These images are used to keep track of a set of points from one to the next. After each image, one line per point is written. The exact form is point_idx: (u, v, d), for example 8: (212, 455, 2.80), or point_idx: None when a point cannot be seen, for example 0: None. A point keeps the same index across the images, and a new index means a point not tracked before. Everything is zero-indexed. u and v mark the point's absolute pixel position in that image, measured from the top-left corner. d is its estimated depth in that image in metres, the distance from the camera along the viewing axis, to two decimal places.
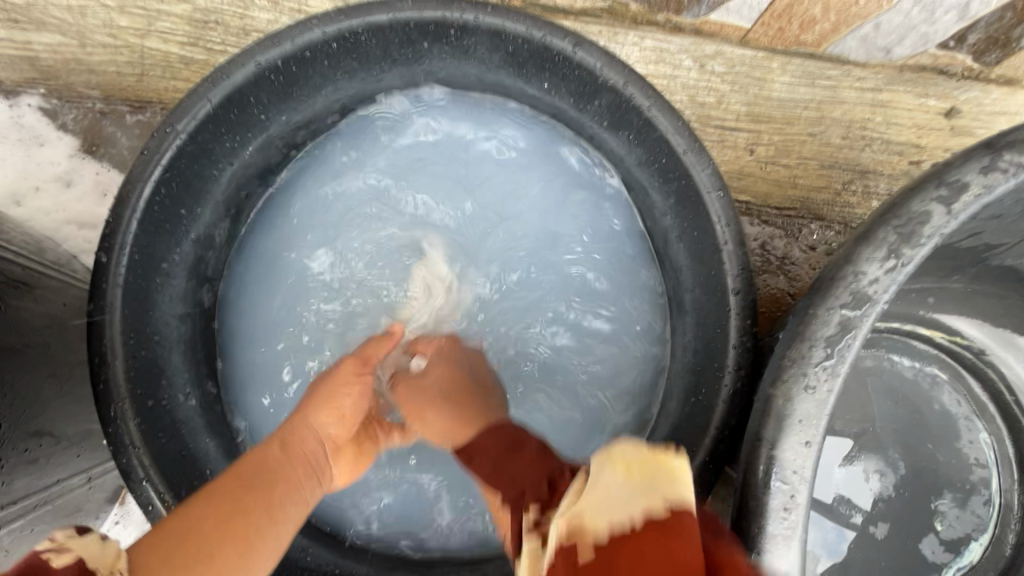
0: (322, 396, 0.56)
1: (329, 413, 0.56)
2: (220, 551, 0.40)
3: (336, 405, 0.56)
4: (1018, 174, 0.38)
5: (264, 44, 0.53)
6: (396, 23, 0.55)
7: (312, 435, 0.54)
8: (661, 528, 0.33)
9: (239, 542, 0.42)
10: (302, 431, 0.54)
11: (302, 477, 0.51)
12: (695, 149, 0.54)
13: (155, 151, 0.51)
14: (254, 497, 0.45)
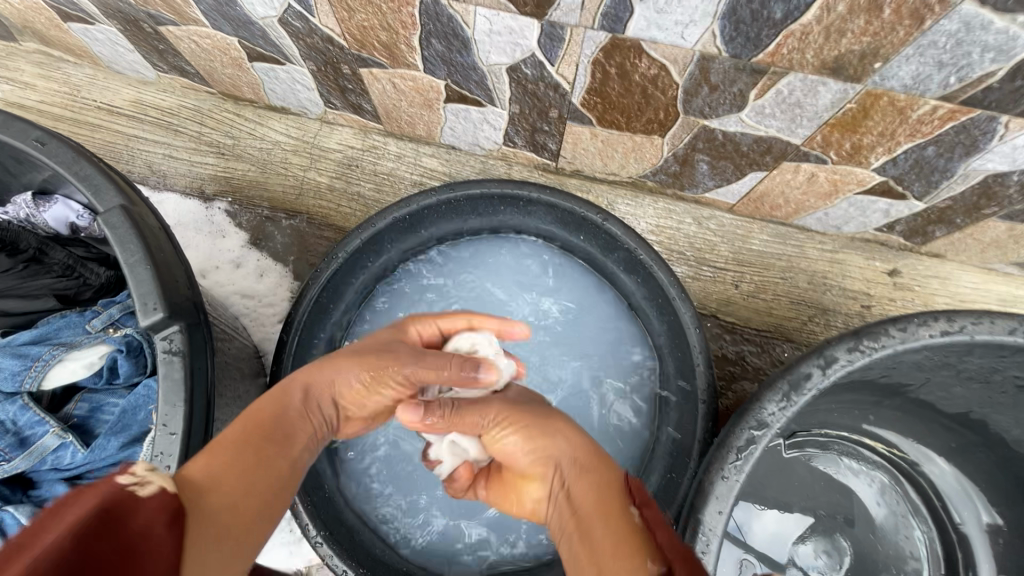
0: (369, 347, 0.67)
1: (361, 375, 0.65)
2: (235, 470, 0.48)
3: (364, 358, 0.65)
4: (871, 354, 0.61)
5: (400, 205, 0.82)
6: (485, 195, 0.83)
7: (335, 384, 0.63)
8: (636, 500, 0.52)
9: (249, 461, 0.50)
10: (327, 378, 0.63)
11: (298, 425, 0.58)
12: (681, 297, 0.78)
13: (322, 270, 0.80)
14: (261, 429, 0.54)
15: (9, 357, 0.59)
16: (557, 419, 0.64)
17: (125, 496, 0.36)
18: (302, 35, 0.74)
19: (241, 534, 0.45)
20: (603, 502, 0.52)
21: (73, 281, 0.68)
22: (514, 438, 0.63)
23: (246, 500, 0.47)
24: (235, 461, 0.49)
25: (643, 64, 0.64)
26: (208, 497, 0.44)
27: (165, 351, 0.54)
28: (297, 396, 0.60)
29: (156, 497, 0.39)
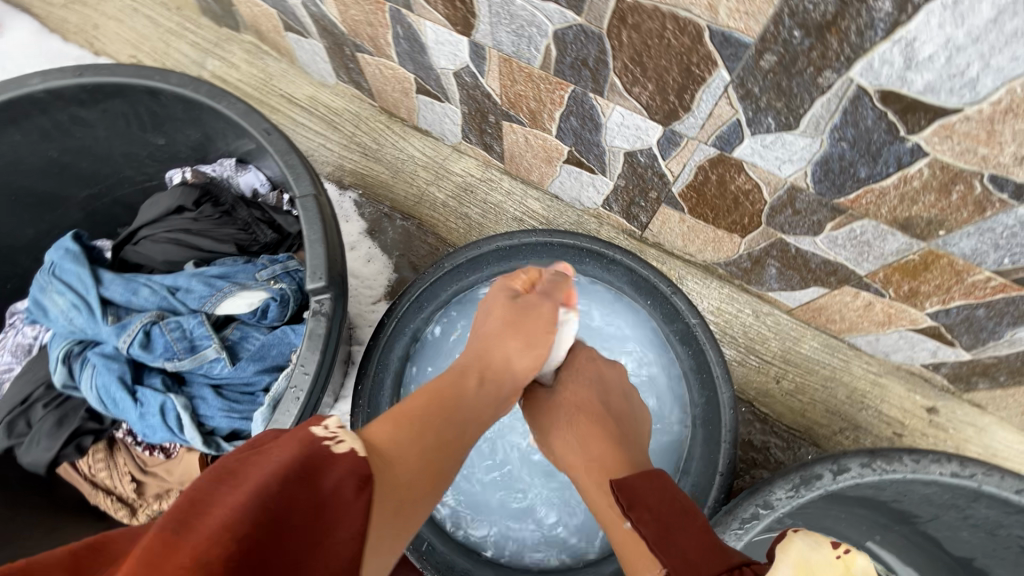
0: (514, 326, 0.82)
1: (520, 344, 0.82)
2: (418, 438, 0.62)
3: (519, 334, 0.82)
4: (881, 472, 0.69)
5: (506, 236, 0.98)
6: (577, 245, 0.98)
7: (505, 356, 0.81)
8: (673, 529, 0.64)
9: (431, 430, 0.64)
10: (501, 356, 0.80)
11: (481, 401, 0.74)
12: (723, 377, 0.90)
13: (432, 274, 0.99)
14: (437, 406, 0.68)
15: (201, 282, 0.76)
16: (569, 438, 0.84)
17: (321, 449, 0.50)
18: (468, 86, 0.91)
19: (424, 486, 0.59)
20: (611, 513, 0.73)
21: (250, 237, 0.86)
22: (556, 446, 0.87)
23: (416, 466, 0.60)
24: (418, 435, 0.62)
25: (740, 179, 0.76)
26: (387, 455, 0.57)
27: (317, 310, 0.70)
28: (470, 380, 0.75)
29: (341, 453, 0.51)
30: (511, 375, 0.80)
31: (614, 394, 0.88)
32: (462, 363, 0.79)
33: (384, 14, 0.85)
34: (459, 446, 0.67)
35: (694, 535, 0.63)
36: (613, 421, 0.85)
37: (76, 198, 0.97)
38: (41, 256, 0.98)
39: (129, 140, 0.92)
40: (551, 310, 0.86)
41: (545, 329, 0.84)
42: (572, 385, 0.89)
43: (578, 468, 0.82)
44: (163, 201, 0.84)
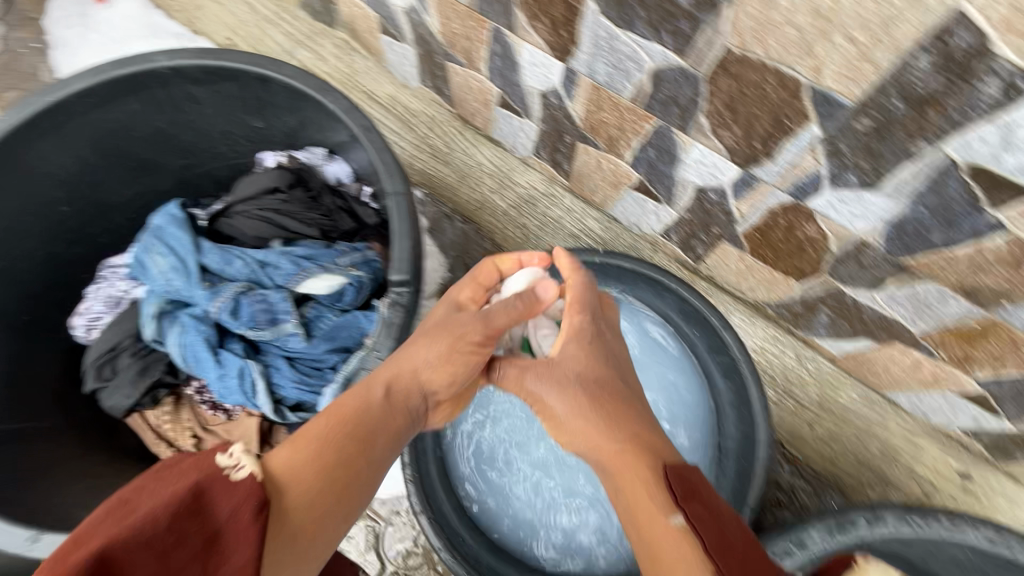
0: (427, 335, 0.74)
1: (437, 350, 0.72)
2: (324, 457, 0.58)
3: (433, 342, 0.73)
4: (917, 528, 0.71)
5: (567, 252, 1.02)
6: (634, 269, 1.01)
7: (419, 370, 0.71)
8: (732, 537, 0.57)
9: (342, 447, 0.60)
10: (412, 367, 0.71)
11: (399, 417, 0.68)
12: (763, 415, 0.92)
13: None
14: (349, 421, 0.63)
15: (289, 261, 0.81)
16: (576, 400, 0.73)
17: (215, 475, 0.48)
18: (552, 107, 0.95)
19: (332, 506, 0.56)
20: (645, 497, 0.62)
21: (332, 223, 0.91)
22: (560, 405, 0.75)
23: (323, 492, 0.55)
24: (321, 453, 0.58)
25: (809, 227, 0.79)
26: (281, 483, 0.53)
27: (394, 302, 0.75)
28: (376, 391, 0.67)
29: (241, 479, 0.49)
30: (418, 390, 0.71)
31: (621, 366, 0.79)
32: (369, 376, 0.70)
33: (484, 31, 0.90)
34: (374, 463, 0.62)
35: (752, 549, 0.56)
36: (631, 402, 0.74)
37: (172, 166, 1.04)
38: (133, 216, 1.04)
39: (229, 120, 0.98)
40: (484, 315, 0.74)
41: (468, 342, 0.72)
42: (580, 358, 0.76)
43: (593, 435, 0.70)
44: (262, 179, 0.89)
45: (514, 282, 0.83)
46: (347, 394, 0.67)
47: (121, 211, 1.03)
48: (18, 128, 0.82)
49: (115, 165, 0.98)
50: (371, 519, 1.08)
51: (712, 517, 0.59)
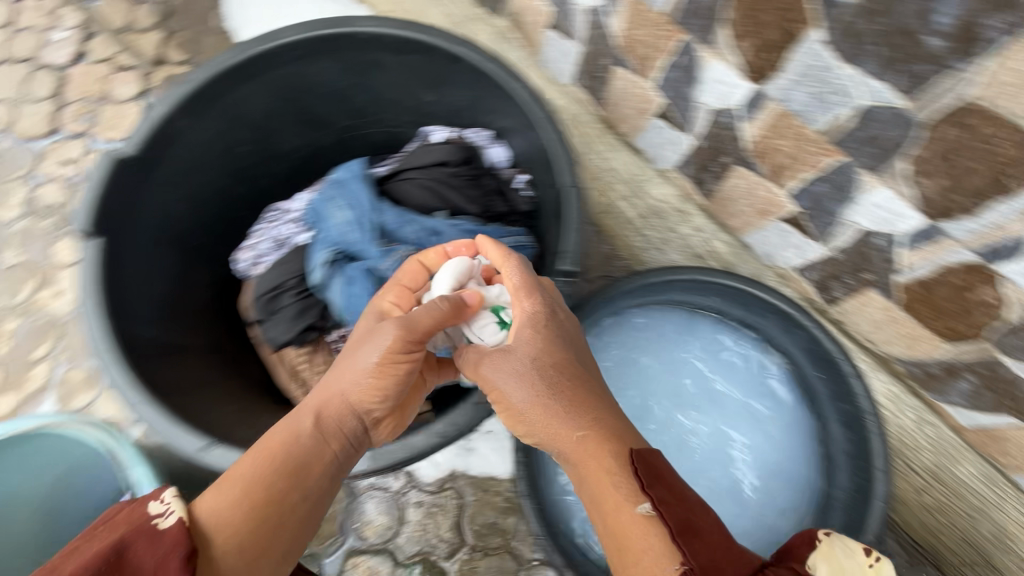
0: (359, 342, 0.73)
1: (373, 356, 0.71)
2: (256, 489, 0.62)
3: (356, 353, 0.72)
4: None
5: (704, 273, 1.00)
6: (768, 302, 0.98)
7: (345, 390, 0.71)
8: (691, 520, 0.57)
9: (271, 473, 0.63)
10: (337, 393, 0.71)
11: (329, 442, 0.69)
12: (884, 473, 0.87)
13: (623, 283, 1.00)
14: (274, 454, 0.65)
15: (457, 233, 0.84)
16: (536, 395, 0.67)
17: (142, 528, 0.56)
18: (720, 126, 0.95)
19: (265, 538, 0.61)
20: (607, 486, 0.61)
21: (488, 204, 0.93)
22: (524, 395, 0.67)
23: (257, 531, 0.60)
24: (249, 488, 0.61)
25: (985, 291, 0.76)
26: (211, 533, 0.58)
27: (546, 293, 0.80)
28: (304, 418, 0.69)
29: (169, 527, 0.57)
30: (351, 410, 0.71)
31: (570, 347, 0.71)
32: (297, 407, 0.71)
33: (672, 42, 0.90)
34: (313, 482, 0.66)
35: (716, 541, 0.56)
36: (593, 386, 0.69)
37: (338, 125, 1.10)
38: (292, 165, 1.11)
39: (403, 90, 1.03)
40: (393, 321, 0.72)
41: (389, 351, 0.70)
42: (535, 347, 0.69)
43: (562, 436, 0.65)
44: (436, 152, 0.92)
45: (441, 279, 0.78)
46: (272, 429, 0.68)
47: (284, 159, 1.09)
48: (232, 68, 0.90)
49: (293, 116, 1.04)
50: (458, 493, 1.10)
51: (674, 498, 0.58)
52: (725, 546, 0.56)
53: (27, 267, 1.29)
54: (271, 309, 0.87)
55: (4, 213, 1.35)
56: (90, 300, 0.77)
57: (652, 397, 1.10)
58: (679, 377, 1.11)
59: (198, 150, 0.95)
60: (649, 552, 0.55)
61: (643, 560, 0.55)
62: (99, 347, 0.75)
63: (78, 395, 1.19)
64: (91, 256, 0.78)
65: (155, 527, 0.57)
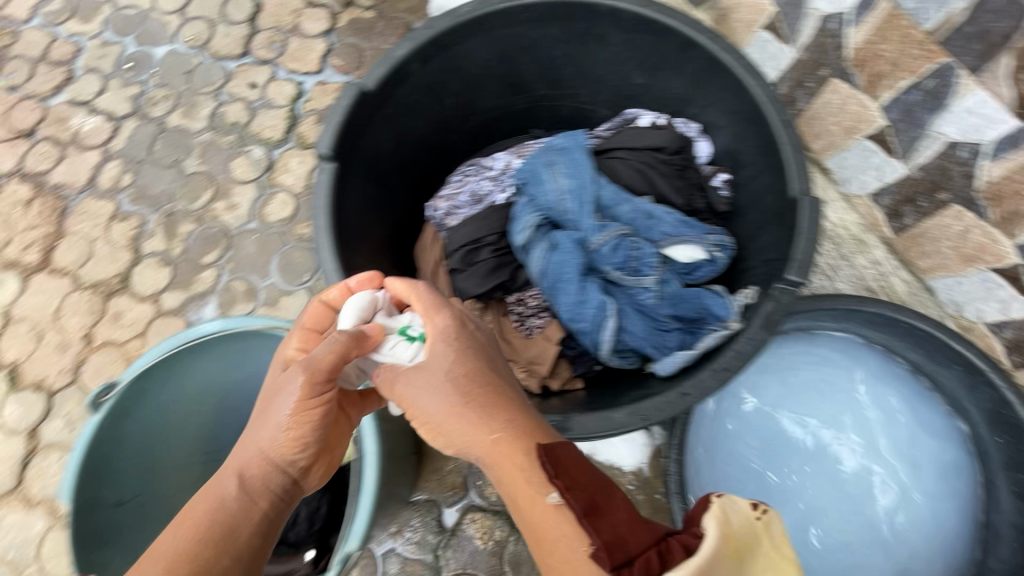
0: (266, 399, 0.65)
1: (263, 419, 0.63)
2: (193, 556, 0.56)
3: (265, 412, 0.64)
4: None
5: (897, 309, 0.93)
6: (958, 354, 0.90)
7: (250, 447, 0.63)
8: (602, 513, 0.55)
9: (195, 536, 0.57)
10: (240, 451, 0.64)
11: (258, 488, 0.62)
12: None
13: (827, 300, 0.97)
14: (184, 528, 0.59)
15: (672, 221, 0.83)
16: (453, 407, 0.62)
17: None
18: (952, 160, 0.89)
19: None
20: (524, 487, 0.57)
21: (690, 199, 0.92)
22: (437, 408, 0.62)
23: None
24: (182, 558, 0.56)
25: None
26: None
27: (747, 299, 0.80)
28: (222, 481, 0.62)
29: None
30: (277, 464, 0.63)
31: (489, 359, 0.66)
32: (218, 471, 0.64)
33: (927, 64, 0.85)
34: (244, 535, 0.60)
35: (621, 518, 0.55)
36: (505, 392, 0.64)
37: (534, 92, 1.11)
38: (480, 122, 1.13)
39: (614, 68, 1.02)
40: (307, 367, 0.63)
41: (300, 398, 0.62)
42: (449, 362, 0.64)
43: (477, 439, 0.61)
44: (653, 137, 0.91)
45: (347, 313, 0.71)
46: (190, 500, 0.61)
47: (476, 117, 1.12)
48: (470, 21, 0.91)
49: (500, 78, 1.06)
50: None
51: (585, 489, 0.56)
52: (626, 515, 0.55)
53: (206, 177, 1.38)
54: (469, 261, 0.89)
55: (191, 123, 1.44)
56: (323, 223, 0.81)
57: (805, 414, 1.02)
58: (837, 404, 1.01)
59: (416, 96, 0.97)
60: (574, 552, 0.52)
61: (557, 547, 0.53)
62: (328, 268, 0.79)
63: (237, 304, 1.27)
64: (328, 182, 0.82)
65: None
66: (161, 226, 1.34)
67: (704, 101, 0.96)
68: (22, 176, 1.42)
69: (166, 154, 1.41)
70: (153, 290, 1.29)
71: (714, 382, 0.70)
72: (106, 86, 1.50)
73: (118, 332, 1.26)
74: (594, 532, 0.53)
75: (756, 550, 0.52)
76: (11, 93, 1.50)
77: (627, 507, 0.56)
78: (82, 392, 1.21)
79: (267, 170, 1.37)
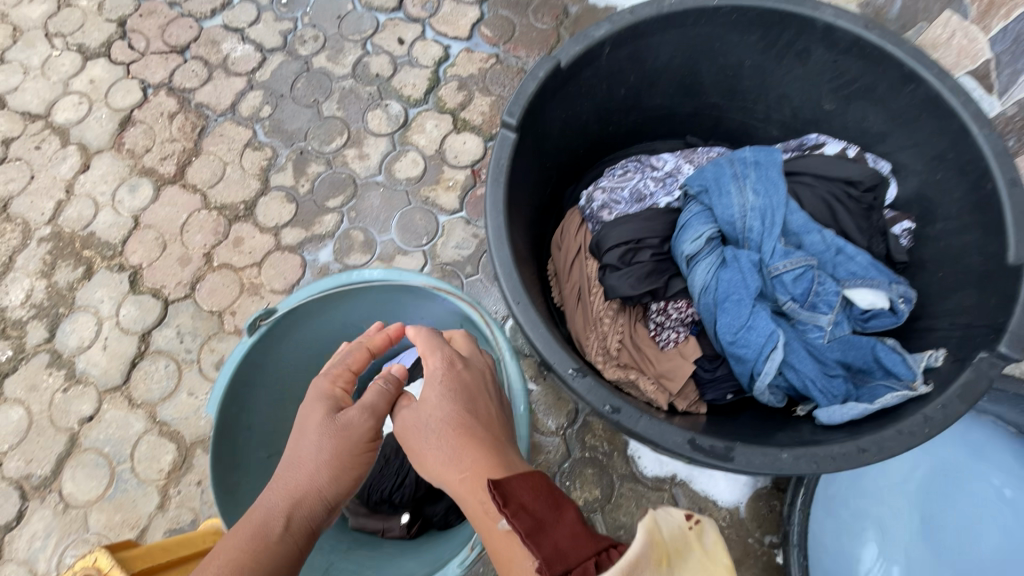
0: (294, 439, 0.68)
1: (300, 455, 0.66)
2: None
3: (295, 447, 0.67)
4: None
5: None
6: None
7: (297, 478, 0.64)
8: (548, 522, 0.52)
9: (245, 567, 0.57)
10: (275, 484, 0.65)
11: (303, 521, 0.62)
12: None
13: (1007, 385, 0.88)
14: (239, 555, 0.58)
15: (862, 261, 0.78)
16: (435, 446, 0.66)
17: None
18: None
19: None
20: (487, 522, 0.58)
21: (870, 241, 0.86)
22: (435, 445, 0.66)
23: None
24: None
25: None
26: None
27: (932, 360, 0.75)
28: (272, 519, 0.61)
29: None
30: (323, 501, 0.64)
31: (487, 402, 0.70)
32: (255, 508, 0.63)
33: None
34: (287, 569, 0.59)
35: (562, 535, 0.50)
36: (490, 424, 0.67)
37: (705, 99, 1.06)
38: (641, 120, 1.09)
39: (806, 88, 0.96)
40: (324, 436, 0.66)
41: (350, 443, 0.66)
42: (444, 405, 0.68)
43: (452, 477, 0.63)
44: (849, 169, 0.85)
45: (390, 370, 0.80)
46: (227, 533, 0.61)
47: (639, 114, 1.07)
48: (674, 14, 0.87)
49: (676, 78, 1.01)
50: (673, 498, 1.06)
51: (537, 503, 0.54)
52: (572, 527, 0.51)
53: (342, 123, 1.39)
54: (628, 261, 0.86)
55: (336, 68, 1.45)
56: (497, 193, 0.78)
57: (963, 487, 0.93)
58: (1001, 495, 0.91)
59: (594, 82, 0.94)
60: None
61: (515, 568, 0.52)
62: (495, 239, 0.76)
63: (353, 253, 1.27)
64: (508, 152, 0.79)
65: None
66: (292, 163, 1.36)
67: (903, 141, 0.89)
68: (169, 90, 1.46)
69: (306, 93, 1.43)
70: (274, 223, 1.31)
71: (902, 446, 0.65)
72: (259, 17, 1.52)
73: (236, 256, 1.28)
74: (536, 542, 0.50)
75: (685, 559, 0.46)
76: (171, 8, 1.55)
77: (579, 519, 0.52)
78: (196, 308, 1.24)
79: (402, 127, 1.37)
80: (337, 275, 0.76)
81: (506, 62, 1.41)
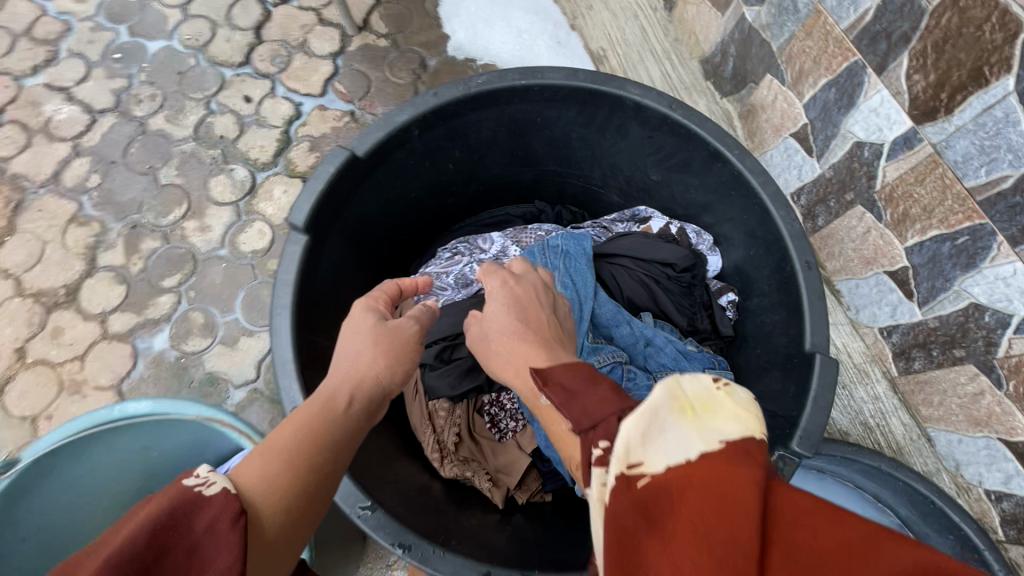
0: (344, 333, 0.69)
1: (349, 344, 0.67)
2: (304, 446, 0.55)
3: (347, 339, 0.68)
4: None
5: (897, 471, 0.88)
6: (959, 527, 0.83)
7: (352, 359, 0.65)
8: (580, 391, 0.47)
9: (303, 428, 0.57)
10: (337, 365, 0.65)
11: (361, 402, 0.62)
12: None
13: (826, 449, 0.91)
14: (299, 422, 0.57)
15: (671, 351, 0.77)
16: (485, 341, 0.65)
17: (187, 498, 0.44)
18: (976, 321, 0.84)
19: (306, 491, 0.53)
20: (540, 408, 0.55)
21: (693, 319, 0.85)
22: (489, 335, 0.64)
23: (297, 488, 0.53)
24: (296, 448, 0.55)
25: None
26: (252, 506, 0.49)
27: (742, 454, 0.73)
28: (330, 393, 0.62)
29: (210, 493, 0.46)
30: (381, 387, 0.65)
31: (539, 308, 0.66)
32: (321, 386, 0.63)
33: (964, 222, 0.79)
34: (347, 442, 0.59)
35: (600, 395, 0.46)
36: (550, 323, 0.65)
37: (543, 166, 1.03)
38: (481, 189, 1.05)
39: (633, 159, 0.95)
40: (369, 342, 0.66)
41: (391, 337, 0.67)
42: (496, 306, 0.66)
43: (503, 368, 0.62)
44: (664, 251, 0.83)
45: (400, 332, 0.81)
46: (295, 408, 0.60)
47: (479, 183, 1.03)
48: (482, 93, 0.83)
49: (508, 149, 0.98)
50: None
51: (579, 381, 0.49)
52: (613, 395, 0.45)
53: (181, 191, 1.28)
54: (448, 357, 0.81)
55: (175, 130, 1.34)
56: (286, 304, 0.71)
57: None
58: None
59: (412, 161, 0.88)
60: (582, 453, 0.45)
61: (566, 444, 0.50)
62: (280, 358, 0.69)
63: (192, 338, 1.16)
64: (297, 258, 0.73)
65: (203, 485, 0.46)
66: (122, 239, 1.24)
67: (722, 214, 0.89)
68: None
69: (141, 158, 1.31)
70: (100, 309, 1.18)
71: None
72: (88, 74, 1.39)
73: (54, 350, 1.15)
74: (586, 409, 0.45)
75: (723, 403, 0.40)
76: None
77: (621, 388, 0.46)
78: (3, 414, 1.10)
79: (248, 193, 1.28)
80: (96, 411, 0.70)
81: (361, 120, 1.35)
